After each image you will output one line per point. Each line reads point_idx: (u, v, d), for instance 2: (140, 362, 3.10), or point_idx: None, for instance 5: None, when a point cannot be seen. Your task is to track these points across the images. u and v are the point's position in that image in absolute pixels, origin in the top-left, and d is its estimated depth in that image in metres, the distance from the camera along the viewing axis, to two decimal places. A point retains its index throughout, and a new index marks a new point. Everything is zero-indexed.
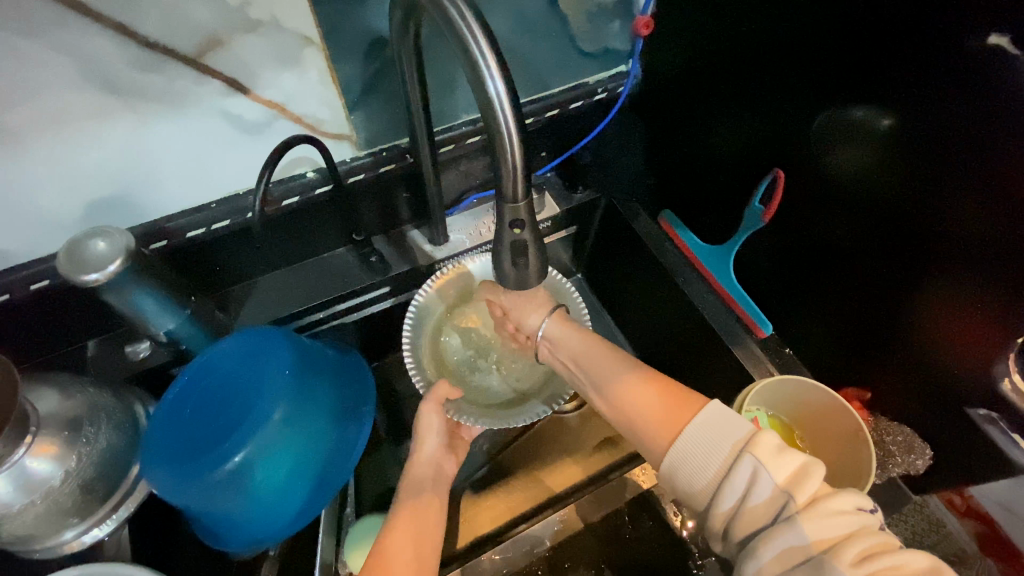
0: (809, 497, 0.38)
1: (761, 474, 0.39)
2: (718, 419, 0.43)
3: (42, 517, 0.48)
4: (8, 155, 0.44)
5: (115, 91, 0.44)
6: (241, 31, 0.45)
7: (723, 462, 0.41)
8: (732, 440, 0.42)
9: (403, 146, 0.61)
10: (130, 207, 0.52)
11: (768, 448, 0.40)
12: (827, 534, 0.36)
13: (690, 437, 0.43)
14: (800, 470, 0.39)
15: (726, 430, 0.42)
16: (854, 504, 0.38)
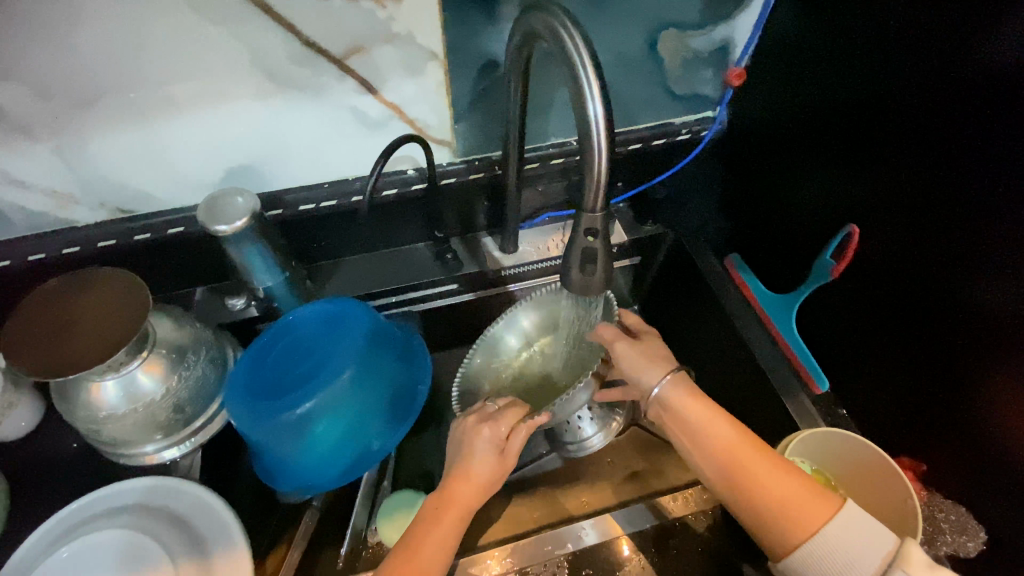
0: None
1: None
2: (866, 537, 0.43)
3: (141, 425, 0.55)
4: (180, 114, 0.53)
5: (273, 78, 0.52)
6: (382, 41, 0.52)
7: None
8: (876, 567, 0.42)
9: (494, 158, 0.67)
10: (261, 175, 0.61)
11: (920, 565, 0.41)
12: None
13: (821, 550, 0.44)
14: None
15: (867, 555, 0.42)
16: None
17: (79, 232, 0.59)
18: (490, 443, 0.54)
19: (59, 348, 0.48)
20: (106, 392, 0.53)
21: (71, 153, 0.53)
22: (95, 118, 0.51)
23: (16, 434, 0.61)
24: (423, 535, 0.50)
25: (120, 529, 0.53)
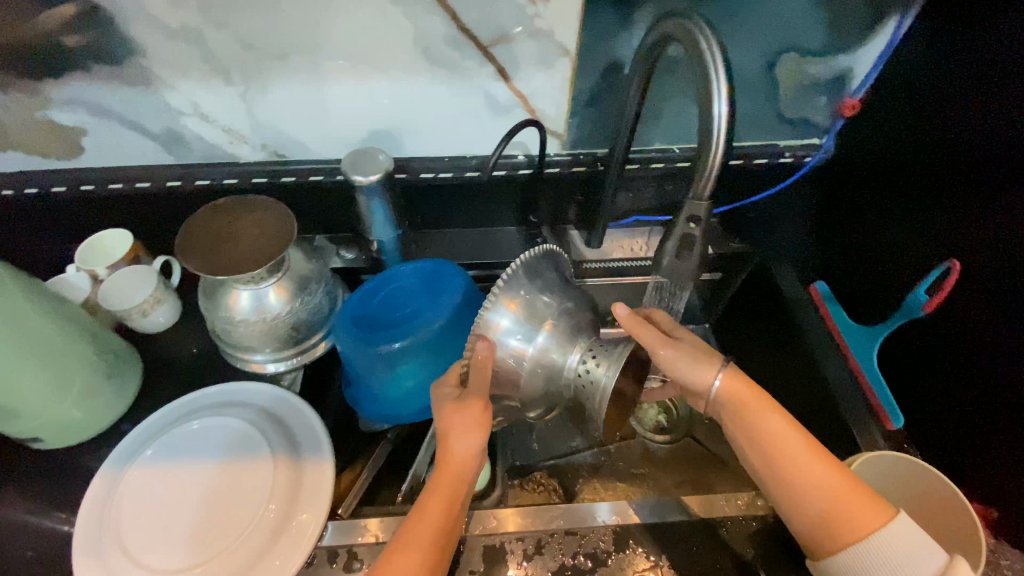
0: None
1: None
2: (925, 549, 0.45)
3: (261, 335, 0.64)
4: (344, 77, 0.61)
5: (427, 56, 0.60)
6: (525, 34, 0.58)
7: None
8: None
9: (599, 156, 0.72)
10: (395, 140, 0.69)
11: None
12: None
13: (878, 555, 0.45)
14: None
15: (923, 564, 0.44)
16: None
17: (241, 167, 0.70)
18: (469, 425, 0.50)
19: (217, 255, 0.56)
20: (241, 301, 0.62)
21: (251, 97, 0.63)
22: (277, 70, 0.60)
23: (153, 328, 0.69)
24: (414, 521, 0.48)
25: (233, 417, 0.62)
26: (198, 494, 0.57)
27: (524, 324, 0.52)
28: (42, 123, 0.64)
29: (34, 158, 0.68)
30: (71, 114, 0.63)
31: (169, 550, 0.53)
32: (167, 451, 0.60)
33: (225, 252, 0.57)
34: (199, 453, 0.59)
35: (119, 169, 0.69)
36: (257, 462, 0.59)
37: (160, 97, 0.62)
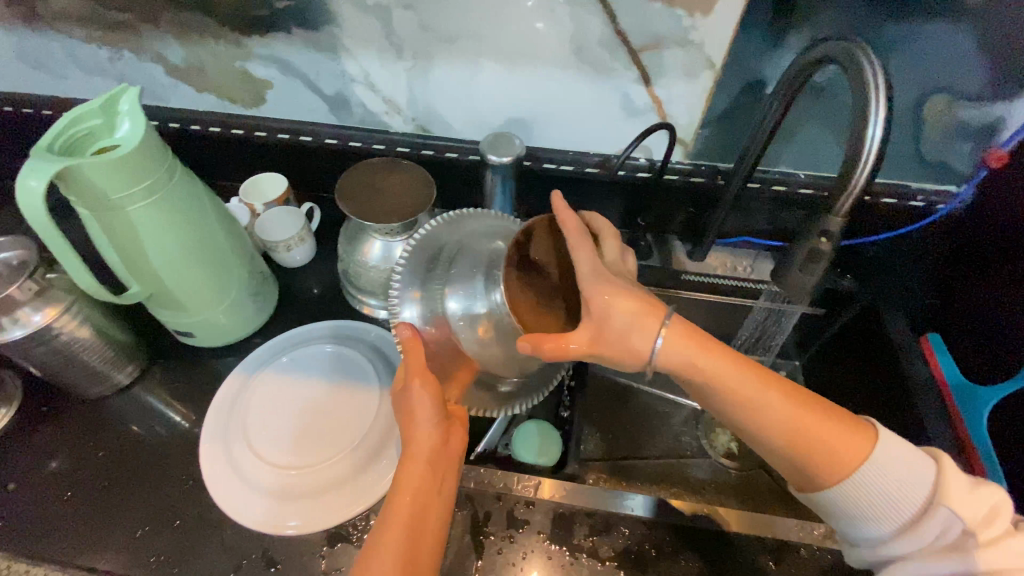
0: None
1: (1000, 546, 0.41)
2: (902, 464, 0.44)
3: (380, 281, 0.71)
4: (498, 63, 0.67)
5: (579, 54, 0.64)
6: (676, 44, 0.62)
7: (976, 559, 0.41)
8: (966, 518, 0.42)
9: (720, 169, 0.74)
10: (528, 128, 0.74)
11: (983, 507, 0.43)
12: None
13: (880, 480, 0.44)
14: (993, 512, 0.43)
15: (961, 504, 0.42)
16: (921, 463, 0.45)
17: (389, 134, 0.78)
18: (430, 402, 0.50)
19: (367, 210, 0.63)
20: (373, 251, 0.68)
21: (415, 73, 0.70)
22: (445, 51, 0.67)
23: (295, 263, 0.80)
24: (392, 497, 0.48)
25: (349, 348, 0.70)
26: (310, 407, 0.65)
27: (431, 303, 0.54)
28: (239, 73, 0.75)
29: (224, 102, 0.79)
30: (263, 68, 0.73)
31: (285, 449, 0.62)
32: (290, 366, 0.68)
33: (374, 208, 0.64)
34: (318, 373, 0.67)
35: (290, 122, 0.79)
36: (366, 391, 0.66)
37: (339, 63, 0.71)
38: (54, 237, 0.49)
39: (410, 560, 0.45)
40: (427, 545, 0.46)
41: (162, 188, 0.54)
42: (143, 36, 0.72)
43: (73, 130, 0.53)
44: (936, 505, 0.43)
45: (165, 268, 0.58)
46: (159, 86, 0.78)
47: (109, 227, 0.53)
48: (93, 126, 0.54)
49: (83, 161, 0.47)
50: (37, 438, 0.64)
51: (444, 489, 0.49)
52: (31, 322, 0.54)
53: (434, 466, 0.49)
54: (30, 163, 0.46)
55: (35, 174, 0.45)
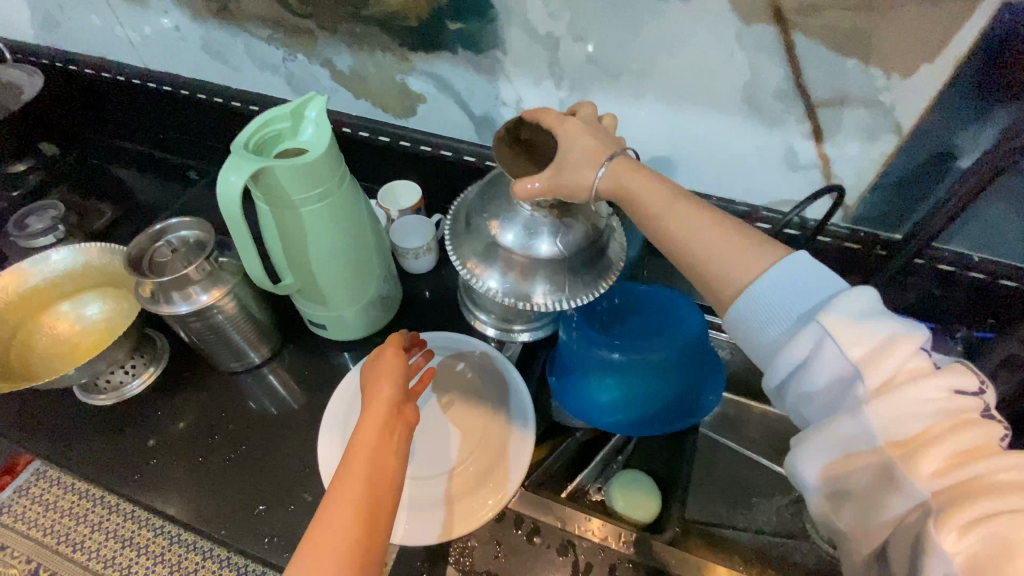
0: (882, 377, 0.37)
1: (898, 397, 0.36)
2: (794, 274, 0.42)
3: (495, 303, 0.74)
4: (657, 102, 0.65)
5: (749, 102, 0.61)
6: (863, 103, 0.57)
7: (879, 429, 0.36)
8: (854, 356, 0.38)
9: (880, 237, 0.68)
10: (672, 168, 0.72)
11: (847, 326, 0.39)
12: (902, 435, 0.36)
13: (771, 289, 0.42)
14: (882, 349, 0.38)
15: (849, 338, 0.38)
16: (868, 313, 0.39)
17: None
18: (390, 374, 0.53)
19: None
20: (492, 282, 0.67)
21: (568, 103, 0.70)
22: (605, 85, 0.66)
23: (422, 269, 0.84)
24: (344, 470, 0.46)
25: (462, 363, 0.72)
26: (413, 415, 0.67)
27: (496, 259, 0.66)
28: (398, 85, 0.78)
29: (377, 109, 0.83)
30: (421, 82, 0.76)
31: None
32: None
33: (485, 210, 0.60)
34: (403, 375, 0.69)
35: (434, 135, 0.82)
36: (472, 410, 0.68)
37: (495, 86, 0.72)
38: (239, 230, 0.52)
39: (372, 498, 0.43)
40: (388, 494, 0.45)
41: (333, 194, 0.56)
42: (319, 42, 0.77)
43: (267, 130, 0.56)
44: (817, 330, 0.39)
45: (319, 265, 0.61)
46: (321, 89, 0.83)
47: (282, 224, 0.56)
48: (281, 129, 0.56)
49: (276, 164, 0.51)
50: (175, 398, 0.69)
51: (400, 442, 0.48)
52: (198, 301, 0.58)
53: (387, 431, 0.48)
54: (232, 161, 0.50)
55: (236, 172, 0.49)
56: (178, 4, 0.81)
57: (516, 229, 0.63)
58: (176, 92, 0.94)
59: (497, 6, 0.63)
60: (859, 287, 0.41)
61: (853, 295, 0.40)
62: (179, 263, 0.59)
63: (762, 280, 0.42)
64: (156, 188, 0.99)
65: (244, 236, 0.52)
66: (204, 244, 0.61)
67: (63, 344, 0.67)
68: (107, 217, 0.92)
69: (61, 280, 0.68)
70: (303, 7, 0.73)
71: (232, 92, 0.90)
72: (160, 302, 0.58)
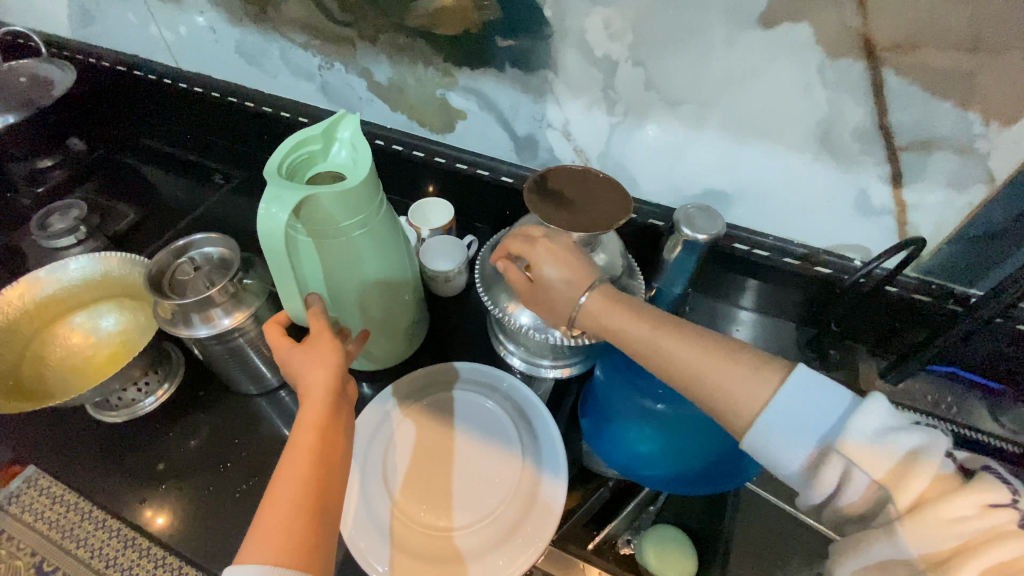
0: (903, 496, 0.36)
1: (929, 518, 0.35)
2: (808, 395, 0.40)
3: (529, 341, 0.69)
4: (718, 135, 0.61)
5: (822, 140, 0.56)
6: (954, 149, 0.51)
7: (908, 547, 0.35)
8: (878, 473, 0.37)
9: (953, 292, 0.62)
10: (728, 203, 0.67)
11: (860, 440, 0.38)
12: (930, 548, 0.34)
13: (784, 410, 0.40)
14: (905, 461, 0.37)
15: (871, 463, 0.37)
16: (882, 431, 0.38)
17: None
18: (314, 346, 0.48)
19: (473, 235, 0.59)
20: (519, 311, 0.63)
21: (620, 129, 0.65)
22: (663, 113, 0.61)
23: (452, 292, 0.80)
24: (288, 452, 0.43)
25: (492, 401, 0.68)
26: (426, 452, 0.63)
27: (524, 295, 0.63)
28: (438, 100, 0.74)
29: (413, 124, 0.79)
30: (463, 99, 0.72)
31: (413, 497, 0.60)
32: (433, 404, 0.68)
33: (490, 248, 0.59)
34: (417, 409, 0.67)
35: (472, 154, 0.78)
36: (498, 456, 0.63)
37: (543, 107, 0.68)
38: (280, 264, 0.48)
39: (322, 478, 0.42)
40: (336, 479, 0.43)
41: (371, 219, 0.53)
42: (358, 52, 0.73)
43: (299, 151, 0.52)
44: (840, 458, 0.38)
45: (359, 295, 0.57)
46: (357, 99, 0.80)
47: (323, 254, 0.52)
48: (313, 150, 0.53)
49: (321, 191, 0.47)
50: (187, 417, 0.66)
51: (346, 421, 0.47)
52: (219, 324, 0.55)
53: (336, 405, 0.46)
54: (271, 190, 0.46)
55: (279, 202, 0.45)
56: (215, 5, 0.78)
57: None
58: (206, 94, 0.91)
59: (553, 24, 0.59)
60: (870, 399, 0.39)
61: (869, 411, 0.39)
62: (202, 281, 0.55)
63: (777, 402, 0.40)
64: (181, 190, 0.96)
65: (286, 271, 0.48)
66: (228, 262, 0.57)
67: (78, 356, 0.64)
68: (130, 219, 0.89)
69: (78, 288, 0.65)
70: (345, 15, 0.69)
71: (264, 97, 0.87)
72: (179, 324, 0.54)
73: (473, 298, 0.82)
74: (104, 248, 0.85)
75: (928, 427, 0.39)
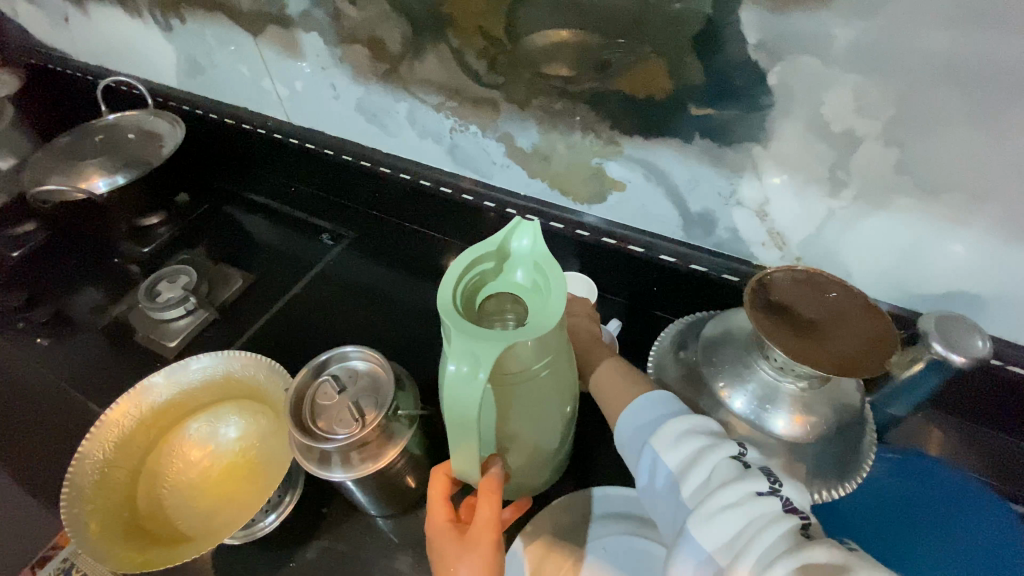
0: (682, 481, 0.37)
1: (701, 504, 0.34)
2: (646, 407, 0.44)
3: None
4: (991, 232, 0.47)
5: None
6: None
7: (700, 544, 0.33)
8: (674, 464, 0.38)
9: None
10: (979, 308, 0.52)
11: (667, 436, 0.40)
12: (703, 534, 0.33)
13: (634, 425, 0.43)
14: (693, 456, 0.37)
15: (671, 452, 0.38)
16: (690, 432, 0.39)
17: (752, 268, 0.61)
18: (479, 559, 0.40)
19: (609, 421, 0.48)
20: None
21: (838, 215, 0.52)
22: (914, 201, 0.48)
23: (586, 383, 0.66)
24: None
25: (660, 549, 0.54)
26: None
27: None
28: (592, 169, 0.63)
29: (553, 192, 0.69)
30: (625, 169, 0.61)
31: None
32: (592, 545, 0.55)
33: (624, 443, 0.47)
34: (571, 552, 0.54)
35: (624, 228, 0.67)
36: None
37: (735, 183, 0.55)
38: (462, 428, 0.38)
39: None
40: None
41: (556, 357, 0.42)
42: (501, 115, 0.64)
43: (471, 273, 0.42)
44: (650, 449, 0.40)
45: (524, 440, 0.47)
46: (489, 163, 0.71)
47: (501, 404, 0.41)
48: (485, 270, 0.42)
49: (518, 341, 0.37)
50: (303, 541, 0.57)
51: None
52: (362, 469, 0.45)
53: None
54: (461, 341, 0.36)
55: (477, 362, 0.35)
56: (339, 60, 0.71)
57: (751, 390, 0.48)
58: (318, 151, 0.85)
59: (778, 93, 0.47)
60: (691, 413, 0.41)
61: (682, 417, 0.41)
62: (347, 411, 0.47)
63: (629, 412, 0.45)
64: (286, 251, 0.89)
65: (471, 436, 0.38)
66: (377, 384, 0.49)
67: (196, 471, 0.55)
68: (237, 285, 0.83)
69: (197, 390, 0.58)
70: (493, 75, 0.60)
71: (380, 156, 0.79)
72: (311, 461, 0.45)
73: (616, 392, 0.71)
74: (211, 320, 0.79)
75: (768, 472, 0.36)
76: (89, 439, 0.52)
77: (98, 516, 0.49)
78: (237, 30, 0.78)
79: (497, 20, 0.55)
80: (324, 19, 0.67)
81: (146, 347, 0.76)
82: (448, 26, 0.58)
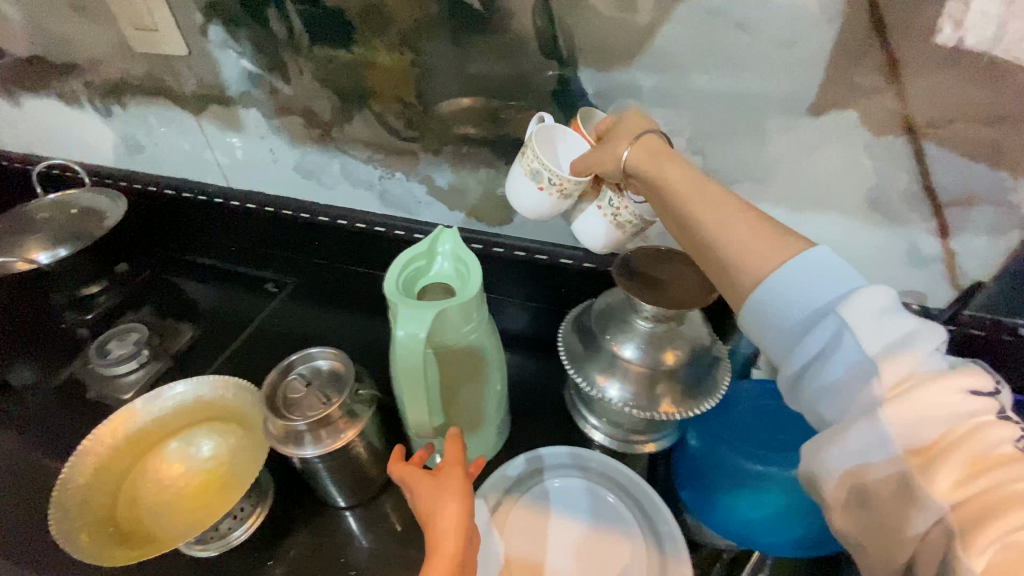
0: (895, 378, 0.35)
1: (909, 396, 0.33)
2: (822, 265, 0.38)
3: (621, 415, 0.70)
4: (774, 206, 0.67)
5: (872, 205, 0.63)
6: (995, 202, 0.58)
7: (892, 437, 0.33)
8: (872, 352, 0.35)
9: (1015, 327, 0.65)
10: None
11: (865, 313, 0.36)
12: (905, 427, 0.33)
13: (797, 284, 0.38)
14: (895, 343, 0.36)
15: (869, 333, 0.36)
16: (888, 311, 0.37)
17: None
18: (452, 487, 0.47)
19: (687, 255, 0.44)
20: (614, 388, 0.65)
21: None
22: None
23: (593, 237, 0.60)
24: None
25: (589, 483, 0.67)
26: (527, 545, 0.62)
27: (616, 370, 0.66)
28: (498, 198, 0.79)
29: (472, 220, 0.84)
30: None
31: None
32: (536, 491, 0.67)
33: (694, 256, 0.43)
34: (520, 500, 0.66)
35: (530, 241, 0.82)
36: (638, 544, 0.62)
37: None
38: (411, 382, 0.49)
39: None
40: None
41: (480, 325, 0.55)
42: (421, 161, 0.79)
43: (409, 268, 0.54)
44: (835, 321, 0.36)
45: (465, 400, 0.59)
46: (415, 203, 0.85)
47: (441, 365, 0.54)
48: (419, 266, 0.55)
49: (447, 307, 0.50)
50: (279, 541, 0.63)
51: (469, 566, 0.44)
52: (333, 443, 0.55)
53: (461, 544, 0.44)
54: (404, 312, 0.48)
55: (417, 324, 0.47)
56: (276, 130, 0.84)
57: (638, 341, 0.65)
58: (261, 209, 0.95)
59: None
60: (881, 286, 0.38)
61: (871, 290, 0.37)
62: (315, 398, 0.56)
63: (788, 265, 0.39)
64: (235, 304, 0.97)
65: (419, 387, 0.50)
66: (338, 375, 0.59)
67: (170, 487, 0.62)
68: (188, 337, 0.90)
69: (170, 416, 0.65)
70: (410, 130, 0.76)
71: (319, 208, 0.91)
72: (289, 443, 0.54)
73: (545, 381, 0.83)
74: (164, 370, 0.84)
75: (974, 368, 0.35)
76: (71, 464, 0.58)
77: (86, 527, 0.54)
78: (179, 112, 0.89)
79: (409, 88, 0.71)
80: (262, 97, 0.81)
81: (100, 403, 0.80)
82: (370, 95, 0.74)
